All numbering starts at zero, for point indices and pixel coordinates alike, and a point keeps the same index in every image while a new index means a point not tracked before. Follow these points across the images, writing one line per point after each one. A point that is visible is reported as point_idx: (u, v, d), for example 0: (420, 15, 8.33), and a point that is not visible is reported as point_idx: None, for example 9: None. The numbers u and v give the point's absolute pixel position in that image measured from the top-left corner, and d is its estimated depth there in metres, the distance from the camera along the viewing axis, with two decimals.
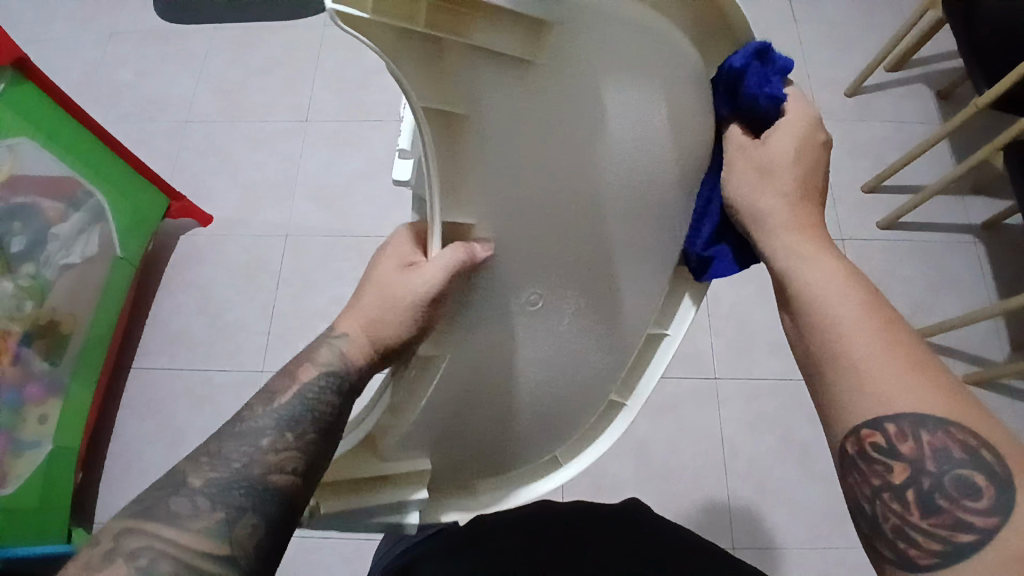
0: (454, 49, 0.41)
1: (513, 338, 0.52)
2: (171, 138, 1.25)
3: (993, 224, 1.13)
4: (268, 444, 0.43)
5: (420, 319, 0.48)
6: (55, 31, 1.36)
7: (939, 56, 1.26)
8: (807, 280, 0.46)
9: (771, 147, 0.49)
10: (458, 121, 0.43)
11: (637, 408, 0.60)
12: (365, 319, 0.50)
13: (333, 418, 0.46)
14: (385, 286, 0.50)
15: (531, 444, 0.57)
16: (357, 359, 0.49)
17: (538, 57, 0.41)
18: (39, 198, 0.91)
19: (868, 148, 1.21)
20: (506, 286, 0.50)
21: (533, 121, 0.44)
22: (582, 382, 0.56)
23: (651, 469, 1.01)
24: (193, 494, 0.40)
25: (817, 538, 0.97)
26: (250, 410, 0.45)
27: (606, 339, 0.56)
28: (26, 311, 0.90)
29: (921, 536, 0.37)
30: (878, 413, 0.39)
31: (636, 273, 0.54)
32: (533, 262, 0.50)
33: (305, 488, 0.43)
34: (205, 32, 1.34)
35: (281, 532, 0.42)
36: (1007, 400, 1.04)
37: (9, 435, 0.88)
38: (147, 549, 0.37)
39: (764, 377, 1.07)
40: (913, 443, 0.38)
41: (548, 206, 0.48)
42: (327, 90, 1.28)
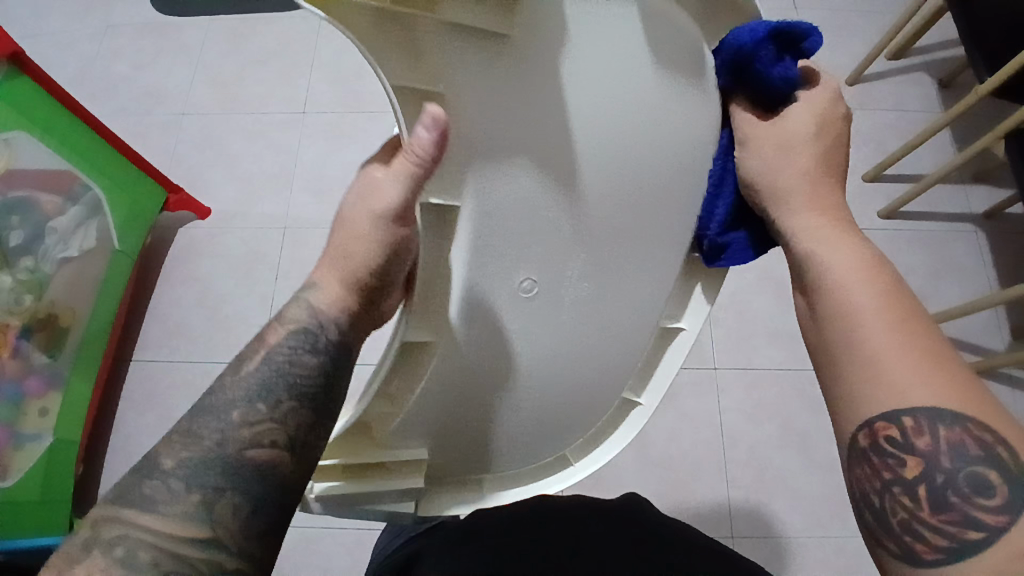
0: (428, 25, 0.42)
1: (517, 334, 0.52)
2: (168, 132, 1.25)
3: (994, 213, 1.13)
4: (240, 417, 0.42)
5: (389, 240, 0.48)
6: (49, 24, 1.35)
7: (940, 43, 1.25)
8: (825, 261, 0.46)
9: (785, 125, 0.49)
10: (436, 98, 0.45)
11: (649, 413, 0.60)
12: (336, 262, 0.49)
13: (316, 385, 0.45)
14: (353, 218, 0.49)
15: (542, 442, 0.58)
16: (329, 308, 0.47)
17: (511, 29, 0.43)
18: (36, 191, 0.91)
19: (869, 136, 1.21)
20: (497, 277, 0.50)
21: (517, 91, 0.45)
22: (601, 383, 0.56)
23: (651, 459, 1.01)
24: (167, 476, 0.39)
25: (816, 527, 0.97)
26: (221, 380, 0.44)
27: (614, 329, 0.54)
28: (25, 305, 0.90)
29: (930, 532, 0.37)
30: (894, 407, 0.39)
31: (635, 262, 0.53)
32: (535, 254, 0.51)
33: (295, 460, 0.42)
34: (201, 24, 1.33)
35: (272, 506, 0.41)
36: (1007, 389, 1.04)
37: (9, 429, 0.89)
38: (124, 538, 0.37)
39: (764, 367, 1.06)
40: (930, 438, 0.38)
41: (542, 203, 0.49)
42: (324, 82, 1.27)
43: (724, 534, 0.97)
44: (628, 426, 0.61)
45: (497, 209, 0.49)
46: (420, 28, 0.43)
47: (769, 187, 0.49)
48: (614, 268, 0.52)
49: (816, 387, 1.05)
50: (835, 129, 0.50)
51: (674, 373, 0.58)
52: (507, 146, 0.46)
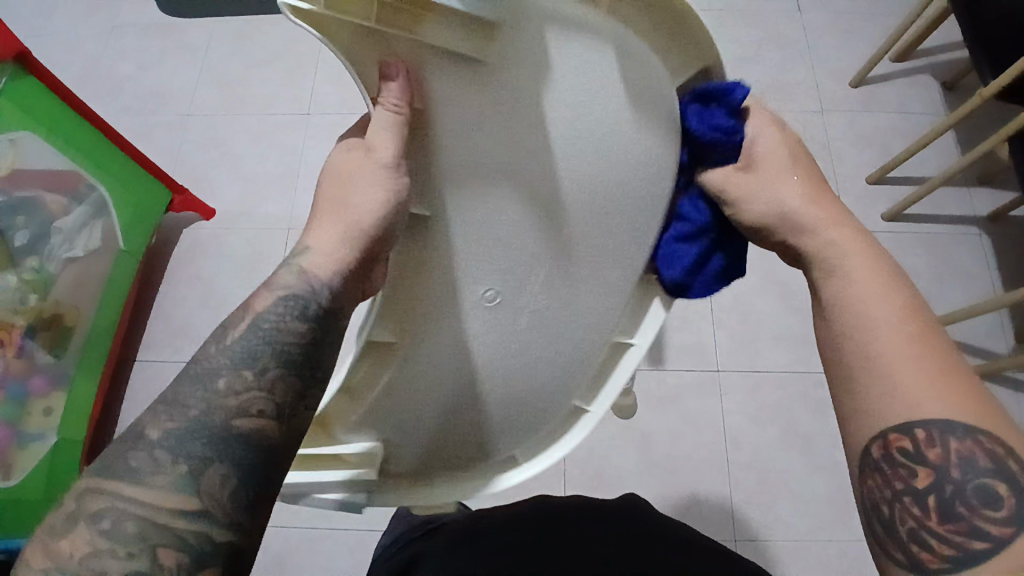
0: (406, 44, 0.46)
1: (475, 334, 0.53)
2: (173, 132, 1.25)
3: (999, 216, 1.12)
4: (226, 385, 0.41)
5: (393, 189, 0.50)
6: (55, 24, 1.36)
7: (944, 46, 1.25)
8: (841, 273, 0.46)
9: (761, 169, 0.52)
10: (417, 114, 0.50)
11: (598, 419, 0.57)
12: (333, 225, 0.51)
13: (305, 352, 0.44)
14: (344, 168, 0.53)
15: (497, 438, 0.56)
16: (320, 271, 0.48)
17: (486, 56, 0.46)
18: (41, 191, 0.91)
19: (873, 138, 1.21)
20: (463, 278, 0.53)
21: (491, 112, 0.48)
22: (555, 382, 0.56)
23: (653, 460, 1.01)
24: (152, 447, 0.38)
25: (819, 531, 0.97)
26: (205, 349, 0.43)
27: (579, 328, 0.55)
28: (30, 304, 0.90)
29: (936, 540, 0.37)
30: (907, 419, 0.40)
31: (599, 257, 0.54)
32: (495, 258, 0.53)
33: (282, 430, 0.41)
34: (206, 24, 1.33)
35: (261, 476, 0.40)
36: (1010, 392, 1.04)
37: (12, 429, 0.88)
38: (109, 511, 0.36)
39: (767, 369, 1.06)
40: (941, 450, 0.38)
41: (512, 215, 0.52)
42: (328, 83, 1.27)
43: (726, 536, 0.97)
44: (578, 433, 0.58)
45: (463, 223, 0.52)
46: (395, 47, 0.47)
47: (784, 223, 0.50)
48: (573, 267, 0.54)
49: (819, 390, 1.04)
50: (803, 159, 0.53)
51: (620, 390, 0.57)
52: (479, 172, 0.51)
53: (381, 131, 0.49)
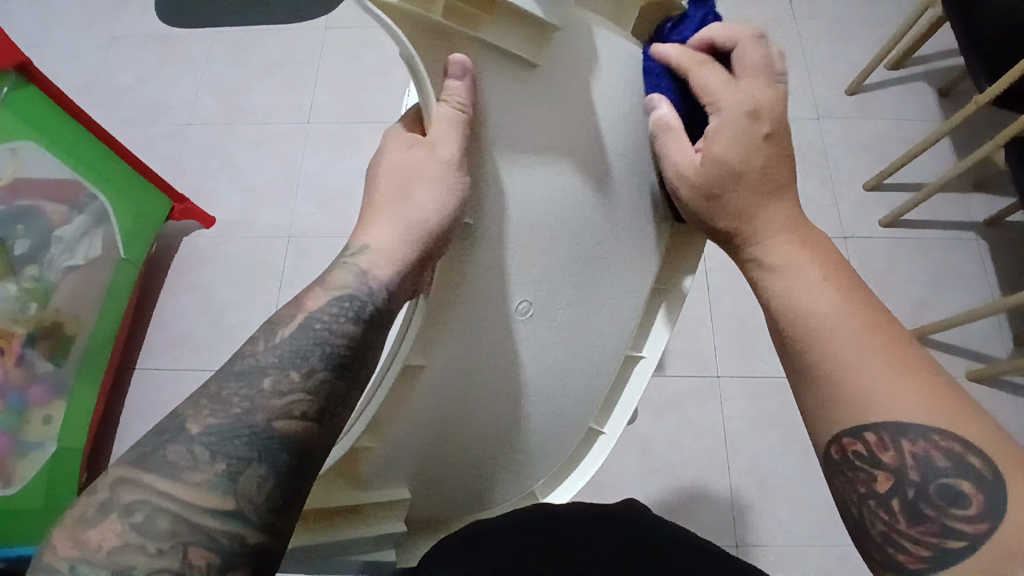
0: (468, 44, 0.44)
1: (511, 358, 0.50)
2: (173, 141, 1.26)
3: (995, 221, 1.13)
4: (272, 385, 0.40)
5: (457, 188, 0.45)
6: (55, 35, 1.37)
7: (939, 53, 1.26)
8: (780, 285, 0.47)
9: (708, 162, 0.48)
10: (477, 117, 0.45)
11: (614, 438, 0.60)
12: (392, 220, 0.48)
13: (353, 353, 0.44)
14: (399, 165, 0.49)
15: (523, 470, 0.57)
16: (380, 274, 0.46)
17: (540, 60, 0.46)
18: (42, 201, 0.91)
19: (870, 145, 1.21)
20: (501, 295, 0.48)
21: (550, 121, 0.47)
22: (579, 407, 0.56)
23: (654, 468, 1.01)
24: (192, 442, 0.37)
25: (820, 537, 0.97)
26: (251, 344, 0.42)
27: (608, 343, 0.55)
28: (31, 313, 0.90)
29: (910, 542, 0.39)
30: (858, 422, 0.41)
31: (624, 274, 0.54)
32: (541, 274, 0.49)
33: (322, 430, 0.41)
34: (206, 35, 1.34)
35: (296, 478, 0.39)
36: (1010, 397, 1.04)
37: (12, 437, 0.88)
38: (143, 503, 0.35)
39: (766, 376, 1.07)
40: (893, 452, 0.39)
41: (564, 219, 0.49)
42: (328, 91, 1.28)
43: (729, 544, 0.97)
44: (595, 455, 0.61)
45: (501, 238, 0.47)
46: (458, 46, 0.43)
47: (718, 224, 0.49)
48: (597, 284, 0.52)
49: None
50: (759, 154, 0.48)
51: (634, 404, 0.60)
52: (530, 191, 0.47)
53: (443, 129, 0.43)
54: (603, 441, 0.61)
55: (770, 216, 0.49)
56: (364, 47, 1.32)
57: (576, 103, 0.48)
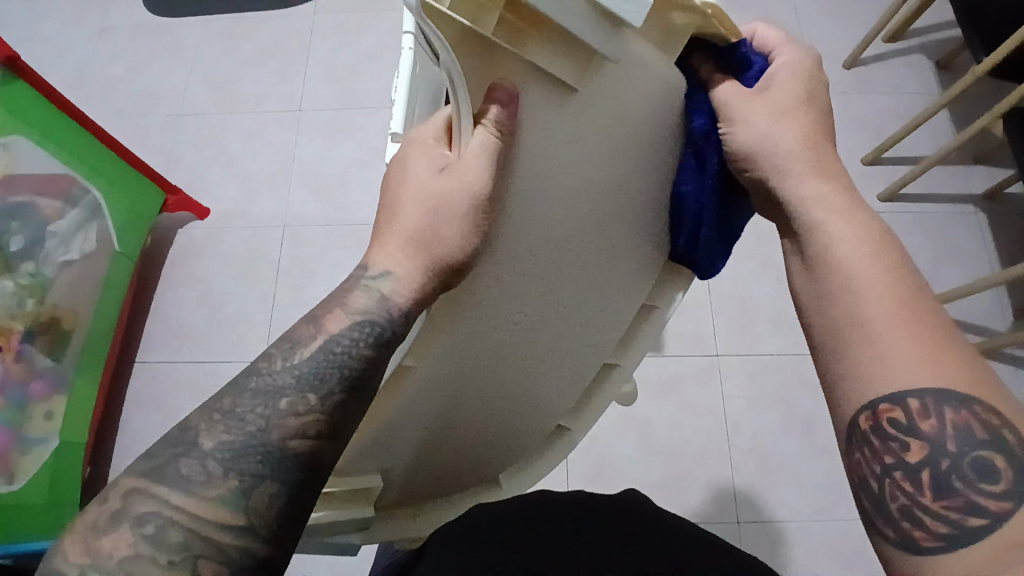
0: (514, 63, 0.37)
1: (501, 359, 0.51)
2: (166, 133, 1.25)
3: (995, 193, 1.12)
4: (288, 406, 0.39)
5: (483, 226, 0.42)
6: (44, 28, 1.35)
7: (936, 24, 1.25)
8: (831, 234, 0.45)
9: (773, 95, 0.46)
10: (512, 144, 0.40)
11: (577, 439, 0.65)
12: (414, 247, 0.44)
13: (367, 378, 0.42)
14: (426, 194, 0.43)
15: (494, 460, 0.61)
16: (401, 298, 0.43)
17: (584, 86, 0.39)
18: (36, 196, 0.90)
19: (867, 120, 1.20)
20: (502, 303, 0.48)
21: (588, 148, 0.43)
22: (550, 402, 0.60)
23: (656, 449, 1.02)
24: (204, 457, 0.37)
25: (821, 512, 0.97)
26: (268, 360, 0.41)
27: (585, 342, 0.57)
28: (28, 309, 0.89)
29: (930, 518, 0.36)
30: (899, 388, 0.39)
31: (624, 278, 0.55)
32: (538, 279, 0.49)
33: (333, 449, 0.40)
34: (197, 25, 1.33)
35: (306, 492, 0.39)
36: (1010, 369, 1.04)
37: (14, 434, 0.88)
38: (155, 515, 0.35)
39: (765, 354, 1.06)
40: (935, 421, 0.37)
41: (571, 232, 0.48)
42: (320, 78, 1.27)
43: (730, 520, 0.98)
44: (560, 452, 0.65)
45: (506, 254, 0.46)
46: (504, 66, 0.37)
47: (757, 154, 0.46)
48: (590, 289, 0.53)
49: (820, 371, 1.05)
50: (818, 99, 0.48)
51: (603, 407, 0.65)
52: (545, 212, 0.45)
53: (475, 157, 0.39)
54: (567, 441, 0.65)
55: (811, 163, 0.47)
56: (355, 32, 1.30)
57: (616, 120, 0.43)
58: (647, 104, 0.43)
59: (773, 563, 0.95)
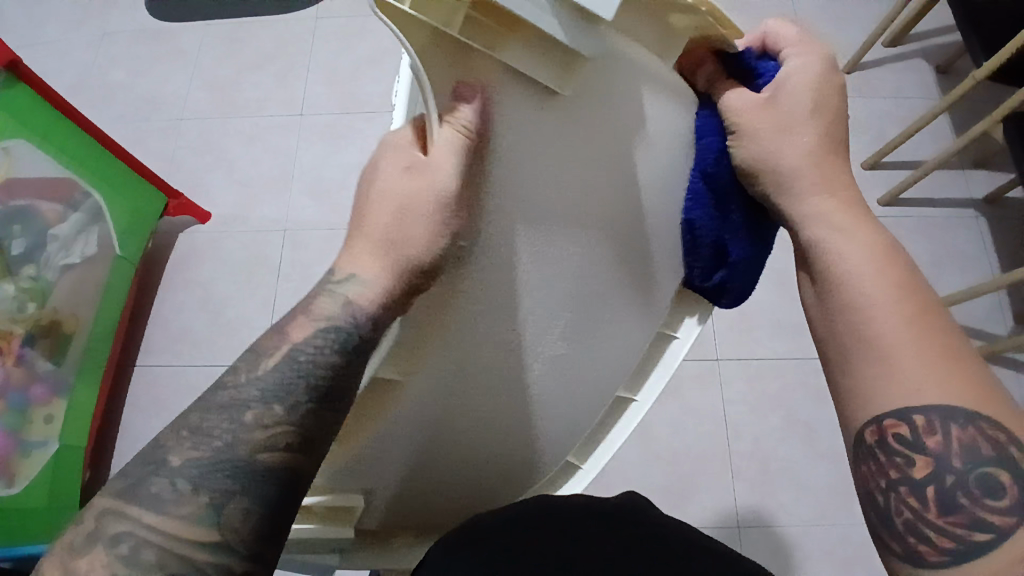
0: (484, 61, 0.37)
1: (497, 388, 0.46)
2: (166, 138, 1.25)
3: (995, 198, 1.12)
4: (253, 419, 0.39)
5: (451, 226, 0.41)
6: (46, 33, 1.36)
7: (936, 29, 1.25)
8: (837, 249, 0.45)
9: (783, 102, 0.45)
10: (485, 144, 0.39)
11: (590, 476, 0.60)
12: (384, 252, 0.43)
13: (337, 385, 0.42)
14: (396, 196, 0.43)
15: (490, 497, 0.56)
16: (366, 304, 0.43)
17: (565, 88, 0.39)
18: (37, 200, 0.91)
19: (867, 124, 1.20)
20: (492, 321, 0.43)
21: (576, 151, 0.41)
22: (558, 442, 0.53)
23: (656, 453, 1.01)
24: (174, 476, 0.38)
25: (822, 517, 0.97)
26: (233, 374, 0.41)
27: (600, 375, 0.51)
28: (29, 312, 0.90)
29: (935, 532, 0.38)
30: (906, 407, 0.40)
31: (639, 300, 0.50)
32: (535, 296, 0.44)
33: (307, 461, 0.40)
34: (198, 29, 1.33)
35: (281, 506, 0.40)
36: (1011, 374, 1.04)
37: (13, 438, 0.88)
38: (129, 535, 0.37)
39: (766, 358, 1.06)
40: (941, 438, 0.39)
41: (570, 242, 0.44)
42: (321, 82, 1.27)
43: (731, 525, 0.97)
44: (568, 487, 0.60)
45: (493, 265, 0.42)
46: (479, 66, 0.38)
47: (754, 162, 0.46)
48: (602, 313, 0.48)
49: (820, 376, 1.05)
50: (836, 102, 0.46)
51: (617, 445, 0.58)
52: (539, 220, 0.42)
53: (443, 153, 0.39)
54: (577, 477, 0.60)
55: (818, 170, 0.46)
56: (356, 37, 1.31)
57: (606, 123, 0.41)
58: (636, 107, 0.41)
59: (774, 568, 0.95)
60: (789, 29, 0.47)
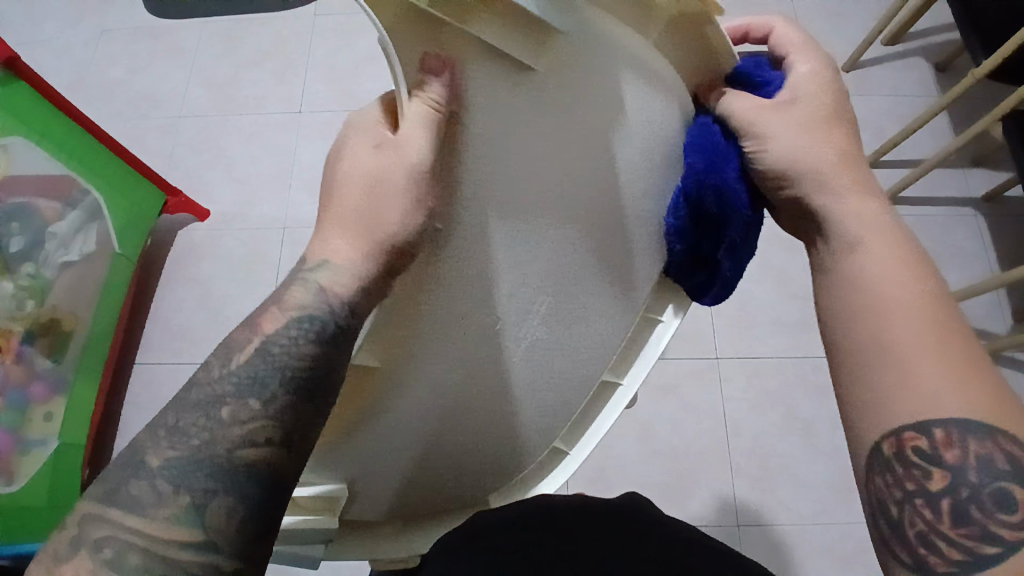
0: (453, 36, 0.36)
1: (478, 368, 0.46)
2: (165, 135, 1.25)
3: (994, 197, 1.13)
4: (230, 416, 0.39)
5: (422, 203, 0.42)
6: (44, 30, 1.35)
7: (936, 27, 1.25)
8: (861, 252, 0.45)
9: (798, 106, 0.46)
10: (458, 119, 0.40)
11: (575, 463, 0.58)
12: (356, 233, 0.45)
13: (316, 377, 0.42)
14: (365, 176, 0.44)
15: (475, 481, 0.54)
16: (339, 289, 0.44)
17: (539, 63, 0.39)
18: (35, 198, 0.91)
19: (867, 122, 1.20)
20: (473, 297, 0.43)
21: (549, 126, 0.41)
22: (544, 422, 0.52)
23: (656, 451, 1.02)
24: (153, 478, 0.37)
25: (822, 514, 0.98)
26: (206, 370, 0.41)
27: (583, 353, 0.51)
28: (28, 310, 0.90)
29: (946, 544, 0.38)
30: (926, 418, 0.39)
31: (621, 277, 0.49)
32: (512, 272, 0.44)
33: (291, 456, 0.40)
34: (196, 26, 1.33)
35: (266, 504, 0.39)
36: (1009, 371, 1.04)
37: (13, 436, 0.88)
38: (112, 539, 0.36)
39: (766, 356, 1.07)
40: (959, 451, 0.38)
41: (549, 217, 0.44)
42: (320, 80, 1.27)
43: (730, 522, 0.97)
44: (555, 476, 0.58)
45: (468, 241, 0.42)
46: (447, 40, 0.37)
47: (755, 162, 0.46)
48: (581, 288, 0.48)
49: (819, 374, 1.05)
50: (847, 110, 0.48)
51: (600, 435, 0.57)
52: (516, 197, 0.42)
53: (412, 127, 0.39)
54: (562, 464, 0.58)
55: (840, 175, 0.46)
56: (355, 34, 1.31)
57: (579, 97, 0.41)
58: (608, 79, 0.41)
59: (773, 565, 0.95)
60: (789, 34, 0.49)
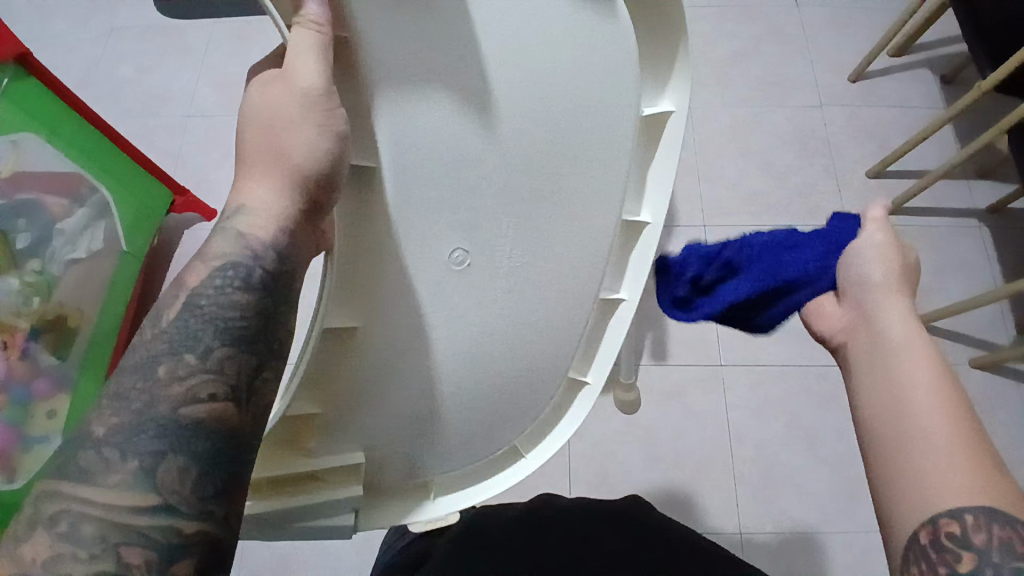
0: None
1: (443, 304, 0.52)
2: (173, 134, 1.25)
3: (998, 209, 1.13)
4: (167, 373, 0.39)
5: (328, 124, 0.45)
6: (54, 27, 1.36)
7: (942, 39, 1.26)
8: (893, 348, 0.47)
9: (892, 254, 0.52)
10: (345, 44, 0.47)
11: (597, 390, 0.61)
12: (270, 178, 0.46)
13: (252, 324, 0.42)
14: (270, 116, 0.46)
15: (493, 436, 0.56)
16: (260, 231, 0.44)
17: None
18: (43, 194, 0.92)
19: (873, 132, 1.21)
20: (429, 248, 0.51)
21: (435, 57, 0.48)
22: (539, 354, 0.55)
23: (658, 456, 1.01)
24: (100, 445, 0.38)
25: (824, 523, 0.98)
26: (142, 335, 0.41)
27: (563, 287, 0.55)
28: (34, 306, 0.90)
29: None
30: (954, 504, 0.39)
31: (578, 218, 0.54)
32: (461, 214, 0.51)
33: (240, 411, 0.41)
34: (205, 26, 1.33)
35: (221, 462, 0.39)
36: (1012, 383, 1.04)
37: (13, 432, 0.88)
38: (67, 512, 0.36)
39: (770, 363, 1.07)
40: (987, 535, 0.38)
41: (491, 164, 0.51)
42: None
43: (731, 529, 0.98)
44: (579, 409, 0.61)
45: (405, 198, 0.49)
46: None
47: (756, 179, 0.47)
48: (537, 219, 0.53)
49: (822, 382, 1.05)
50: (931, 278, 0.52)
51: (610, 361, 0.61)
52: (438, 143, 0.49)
53: (301, 53, 0.44)
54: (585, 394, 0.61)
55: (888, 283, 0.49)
56: None
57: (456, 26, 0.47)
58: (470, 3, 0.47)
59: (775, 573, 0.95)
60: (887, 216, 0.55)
